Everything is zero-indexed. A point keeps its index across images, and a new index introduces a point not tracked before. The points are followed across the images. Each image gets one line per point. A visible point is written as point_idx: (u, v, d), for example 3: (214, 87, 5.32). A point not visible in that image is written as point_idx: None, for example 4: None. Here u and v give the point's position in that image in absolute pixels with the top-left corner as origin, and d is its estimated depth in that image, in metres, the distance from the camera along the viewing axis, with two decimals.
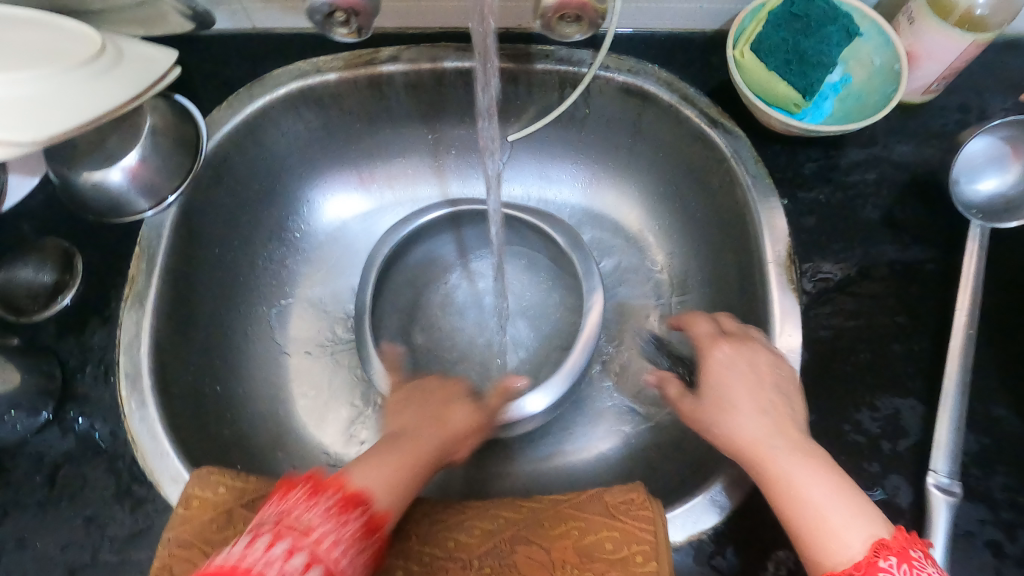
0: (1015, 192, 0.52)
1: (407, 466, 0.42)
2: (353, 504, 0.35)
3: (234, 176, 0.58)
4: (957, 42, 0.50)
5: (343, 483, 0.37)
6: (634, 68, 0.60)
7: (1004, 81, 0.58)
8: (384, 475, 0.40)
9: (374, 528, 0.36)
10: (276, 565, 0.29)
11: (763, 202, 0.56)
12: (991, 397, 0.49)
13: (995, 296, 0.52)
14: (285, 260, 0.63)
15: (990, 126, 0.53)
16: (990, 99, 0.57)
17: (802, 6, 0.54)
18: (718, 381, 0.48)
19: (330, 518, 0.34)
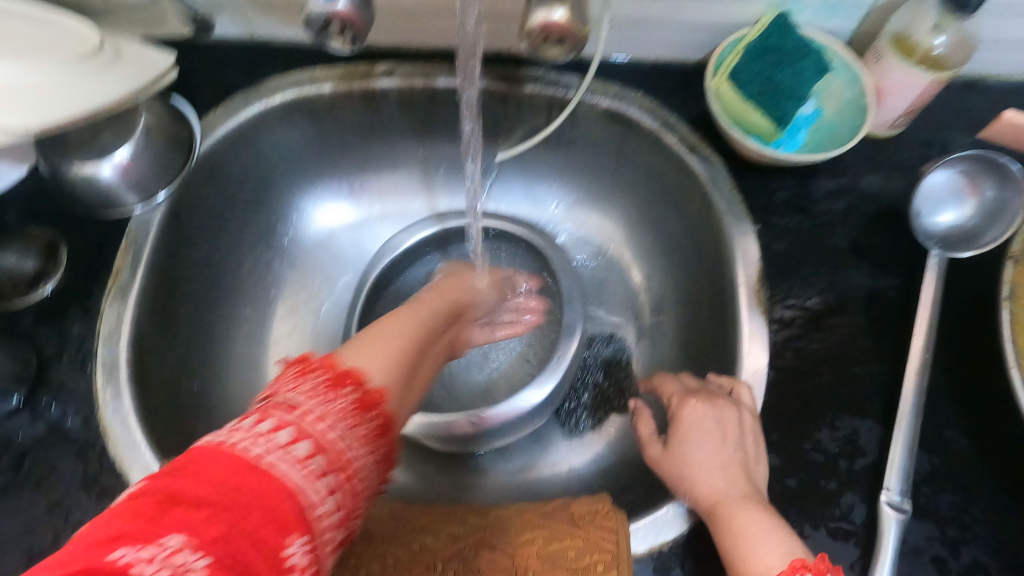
0: (970, 223, 0.55)
1: (408, 353, 0.45)
2: (343, 380, 0.38)
3: (226, 175, 0.59)
4: (917, 80, 0.53)
5: (333, 363, 0.39)
6: (618, 95, 0.63)
7: (968, 120, 0.60)
8: (383, 354, 0.42)
9: (371, 403, 0.38)
10: (264, 439, 0.32)
11: (737, 227, 0.58)
12: (945, 421, 0.51)
13: (951, 326, 0.54)
14: (270, 264, 0.64)
15: (950, 159, 0.55)
16: (954, 137, 0.60)
17: (777, 38, 0.56)
18: (685, 436, 0.50)
19: (318, 394, 0.36)
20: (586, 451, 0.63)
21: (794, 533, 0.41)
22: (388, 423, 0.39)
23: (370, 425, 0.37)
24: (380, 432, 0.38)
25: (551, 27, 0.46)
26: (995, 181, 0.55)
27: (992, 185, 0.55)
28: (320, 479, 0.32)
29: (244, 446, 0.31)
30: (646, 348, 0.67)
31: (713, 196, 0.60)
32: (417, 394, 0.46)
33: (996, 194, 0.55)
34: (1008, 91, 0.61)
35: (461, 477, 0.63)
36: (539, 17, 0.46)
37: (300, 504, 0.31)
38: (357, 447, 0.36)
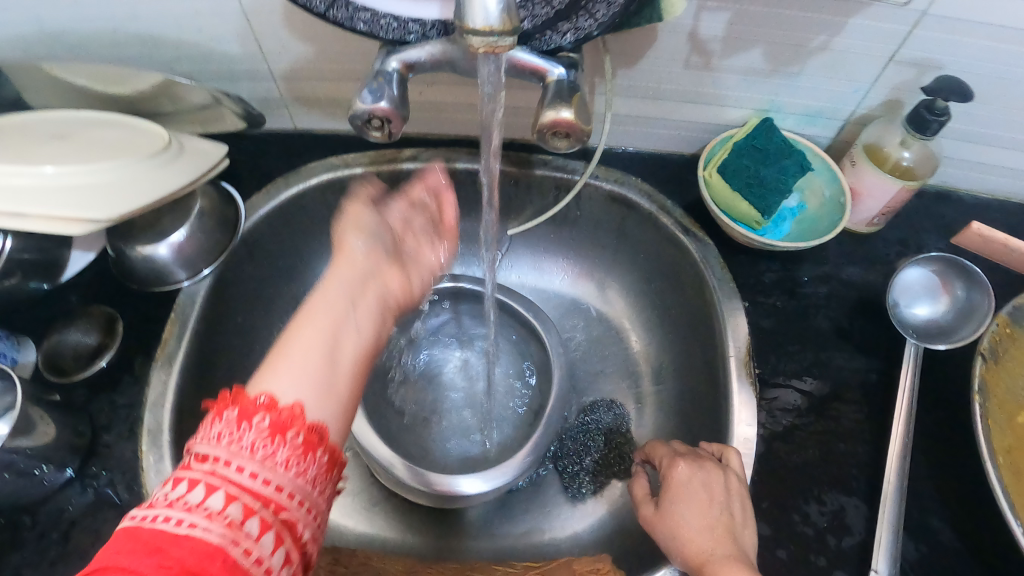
0: (944, 319, 0.60)
1: (325, 343, 0.41)
2: (249, 413, 0.35)
3: (264, 250, 0.65)
4: (888, 185, 0.60)
5: (244, 395, 0.36)
6: (620, 179, 0.70)
7: (938, 221, 0.66)
8: (296, 362, 0.38)
9: (289, 423, 0.36)
10: (179, 504, 0.31)
11: (727, 304, 0.64)
12: (930, 508, 0.54)
13: (930, 410, 0.58)
14: None
15: (920, 259, 0.61)
16: (927, 237, 0.66)
17: (762, 139, 0.63)
18: (673, 497, 0.54)
19: (224, 435, 0.34)
20: (587, 514, 0.67)
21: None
22: (319, 436, 0.37)
23: (295, 443, 0.35)
24: (310, 447, 0.36)
25: (560, 123, 0.52)
26: (964, 282, 0.60)
27: (962, 286, 0.60)
28: (242, 527, 0.31)
29: (156, 522, 0.30)
30: (647, 417, 0.71)
31: (706, 274, 0.66)
32: (365, 359, 0.43)
33: (966, 294, 0.60)
34: (976, 195, 0.67)
35: (464, 539, 0.66)
36: (548, 116, 0.52)
37: (224, 560, 0.30)
38: (283, 478, 0.34)
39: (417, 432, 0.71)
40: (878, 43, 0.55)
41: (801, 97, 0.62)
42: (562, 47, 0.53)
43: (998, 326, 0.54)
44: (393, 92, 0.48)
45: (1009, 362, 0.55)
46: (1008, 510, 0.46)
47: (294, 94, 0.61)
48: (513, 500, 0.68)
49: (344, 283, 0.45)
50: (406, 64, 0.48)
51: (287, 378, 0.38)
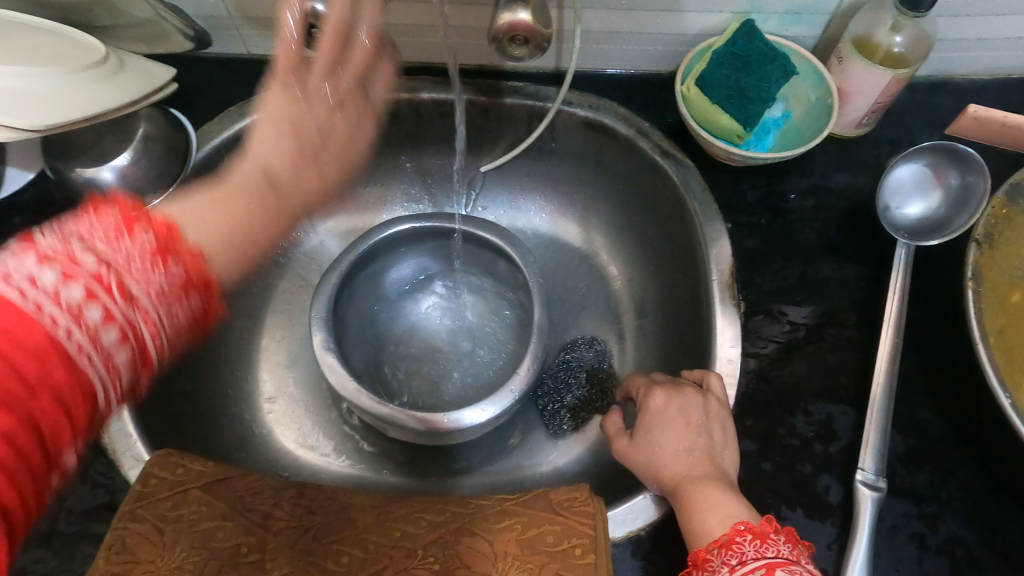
0: (939, 212, 0.57)
1: (239, 227, 0.44)
2: (168, 254, 0.37)
3: None
4: (879, 78, 0.55)
5: (166, 226, 0.37)
6: (595, 104, 0.65)
7: (930, 118, 0.63)
8: (212, 222, 0.42)
9: (198, 286, 0.39)
10: (63, 311, 0.32)
11: (709, 225, 0.60)
12: (919, 402, 0.52)
13: (922, 312, 0.55)
14: (264, 273, 0.70)
15: (910, 154, 0.58)
16: (919, 133, 0.62)
17: (743, 45, 0.57)
18: (650, 426, 0.51)
19: (139, 263, 0.35)
20: (569, 449, 0.64)
21: (746, 502, 0.45)
22: (206, 299, 0.40)
23: (190, 308, 0.39)
24: (197, 292, 0.39)
25: (517, 26, 0.44)
26: (958, 169, 0.57)
27: (955, 174, 0.57)
28: (117, 370, 0.35)
29: (36, 316, 0.31)
30: (630, 353, 0.68)
31: (686, 198, 0.61)
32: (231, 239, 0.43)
33: (961, 181, 0.57)
34: (971, 90, 0.63)
35: (446, 477, 0.64)
36: (504, 18, 0.44)
37: (67, 400, 0.33)
38: (164, 332, 0.37)
39: (390, 376, 0.68)
40: None
41: None
42: None
43: (995, 208, 0.53)
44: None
45: (1001, 244, 0.53)
46: (998, 385, 0.45)
47: (241, 10, 0.58)
48: (492, 439, 0.65)
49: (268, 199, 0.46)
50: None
51: (203, 217, 0.42)
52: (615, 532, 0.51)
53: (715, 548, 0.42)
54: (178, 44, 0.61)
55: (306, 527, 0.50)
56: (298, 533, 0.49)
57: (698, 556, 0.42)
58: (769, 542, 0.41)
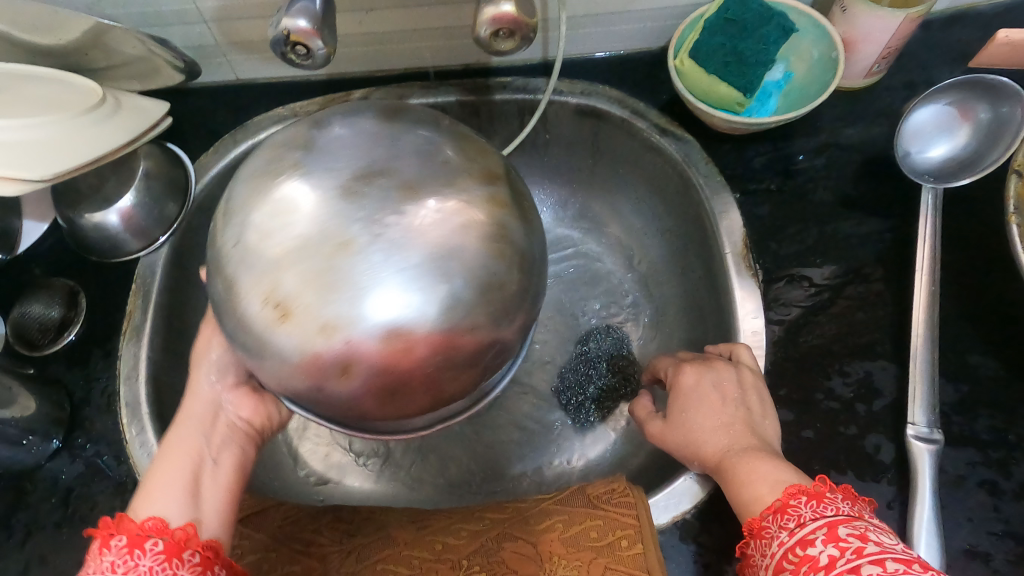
0: (969, 148, 0.54)
1: (193, 476, 0.43)
2: (141, 539, 0.38)
3: None
4: (890, 22, 0.50)
5: (126, 522, 0.39)
6: (586, 91, 0.63)
7: (949, 51, 0.59)
8: (173, 482, 0.42)
9: (183, 543, 0.39)
10: None
11: (717, 198, 0.58)
12: (962, 347, 0.50)
13: (951, 256, 0.53)
14: None
15: (932, 94, 0.55)
16: (941, 71, 0.59)
17: (736, 10, 0.54)
18: (684, 405, 0.51)
19: (116, 566, 0.37)
20: (598, 441, 0.64)
21: (792, 467, 0.44)
22: (213, 551, 0.40)
23: (156, 551, 0.38)
24: (206, 564, 0.39)
25: (502, 19, 0.42)
26: (988, 102, 0.54)
27: (986, 108, 0.54)
28: None
29: None
30: (649, 336, 0.67)
31: (691, 174, 0.59)
32: (219, 504, 0.43)
33: (992, 114, 0.54)
34: (996, 16, 0.58)
35: (485, 482, 0.63)
36: (487, 12, 0.42)
37: None
38: None
39: None
40: None
41: None
42: None
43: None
44: (316, 8, 0.41)
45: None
46: None
47: (227, 37, 0.57)
48: (520, 438, 0.65)
49: (184, 415, 0.48)
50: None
51: (157, 493, 0.42)
52: (659, 519, 0.51)
53: (769, 515, 0.41)
54: (169, 79, 0.60)
55: (350, 549, 0.49)
56: (343, 556, 0.49)
57: (754, 527, 0.42)
58: (826, 501, 0.40)
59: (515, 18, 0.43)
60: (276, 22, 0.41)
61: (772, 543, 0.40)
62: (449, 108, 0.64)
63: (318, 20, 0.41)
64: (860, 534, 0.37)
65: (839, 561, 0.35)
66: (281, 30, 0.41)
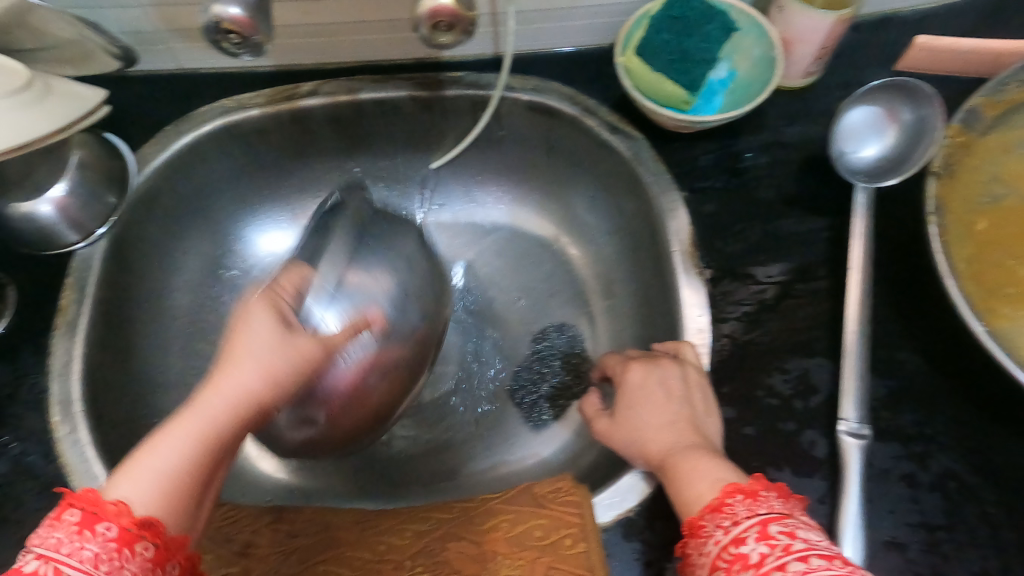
0: (897, 149, 0.55)
1: (207, 465, 0.36)
2: (134, 538, 0.32)
3: (162, 207, 0.61)
4: (820, 22, 0.52)
5: (118, 509, 0.33)
6: (537, 86, 0.62)
7: (882, 53, 0.60)
8: (181, 466, 0.35)
9: (171, 556, 0.34)
10: None
11: (664, 197, 0.58)
12: (893, 343, 0.51)
13: (887, 253, 0.54)
14: (218, 295, 0.66)
15: (859, 94, 0.55)
16: (868, 73, 0.60)
17: (680, 9, 0.56)
18: (630, 402, 0.51)
19: (100, 562, 0.31)
20: (553, 438, 0.63)
21: (731, 464, 0.44)
22: (191, 563, 0.35)
23: (145, 560, 0.32)
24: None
25: (440, 12, 0.42)
26: (910, 105, 0.54)
27: (908, 110, 0.55)
28: None
29: None
30: (602, 335, 0.66)
31: (641, 171, 0.60)
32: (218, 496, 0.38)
33: (915, 116, 0.54)
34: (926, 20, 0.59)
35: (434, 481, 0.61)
36: (426, 3, 0.42)
37: None
38: None
39: None
40: None
41: None
42: None
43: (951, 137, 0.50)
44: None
45: (960, 172, 0.51)
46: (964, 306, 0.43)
47: (167, 23, 0.56)
48: (468, 434, 0.64)
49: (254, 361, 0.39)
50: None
51: (159, 477, 0.34)
52: (602, 518, 0.50)
53: (705, 513, 0.41)
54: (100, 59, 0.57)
55: (288, 550, 0.48)
56: (282, 558, 0.47)
57: (693, 525, 0.41)
58: (759, 499, 0.40)
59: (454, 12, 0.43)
60: (207, 9, 0.39)
61: (708, 542, 0.39)
62: (401, 103, 0.62)
63: (252, 9, 0.40)
64: (790, 531, 0.37)
65: (768, 558, 0.36)
66: (211, 17, 0.39)
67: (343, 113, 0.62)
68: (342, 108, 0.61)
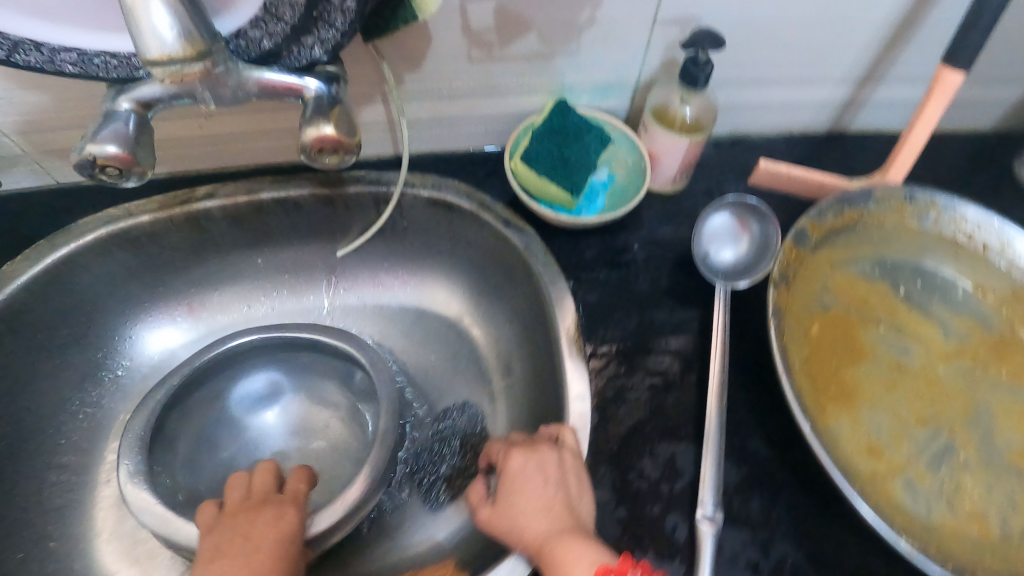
0: (747, 256, 0.64)
1: None
2: None
3: (29, 326, 0.61)
4: (677, 142, 0.62)
5: None
6: (436, 183, 0.67)
7: (738, 166, 0.72)
8: None
9: None
10: None
11: (553, 287, 0.62)
12: (746, 430, 0.57)
13: (741, 345, 0.61)
14: (102, 398, 0.66)
15: (718, 203, 0.64)
16: (729, 183, 0.70)
17: (560, 123, 0.63)
18: (511, 489, 0.53)
19: None
20: (449, 521, 0.63)
21: (601, 545, 0.48)
22: None
23: None
24: None
25: (323, 140, 0.46)
26: (758, 220, 0.64)
27: (756, 223, 0.65)
28: None
29: None
30: (502, 416, 0.68)
31: (532, 263, 0.64)
32: None
33: (761, 230, 0.64)
34: (770, 143, 0.73)
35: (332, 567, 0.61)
36: (309, 132, 0.46)
37: None
38: None
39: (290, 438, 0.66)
40: (638, 9, 0.58)
41: (588, 73, 0.64)
42: (319, 62, 0.49)
43: (787, 254, 0.59)
44: (128, 132, 0.43)
45: (800, 281, 0.62)
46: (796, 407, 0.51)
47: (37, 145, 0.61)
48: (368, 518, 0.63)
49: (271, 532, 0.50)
50: (141, 102, 0.44)
51: None
52: None
53: None
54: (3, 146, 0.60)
55: None
56: None
57: None
58: None
59: (336, 140, 0.46)
60: (82, 148, 0.42)
61: None
62: (302, 200, 0.66)
63: (131, 140, 0.43)
64: None
65: None
66: (86, 155, 0.42)
67: (242, 209, 0.65)
68: (241, 203, 0.65)
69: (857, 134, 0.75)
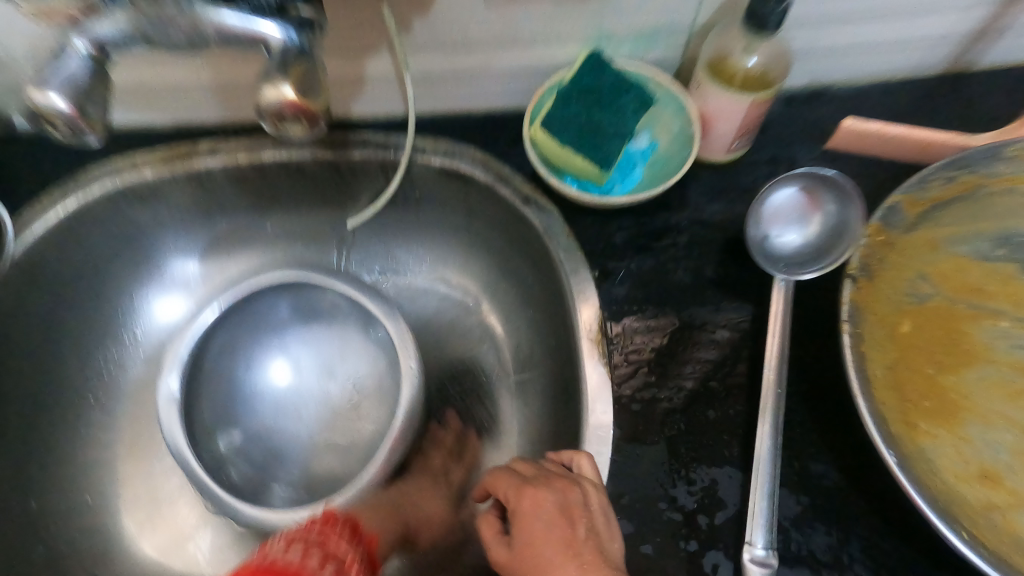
0: (817, 238, 0.52)
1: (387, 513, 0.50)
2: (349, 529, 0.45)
3: (46, 272, 0.57)
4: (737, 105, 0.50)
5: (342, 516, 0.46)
6: (449, 150, 0.58)
7: (811, 126, 0.59)
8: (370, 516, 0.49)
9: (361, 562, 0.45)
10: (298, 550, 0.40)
11: (574, 277, 0.52)
12: (808, 452, 0.47)
13: (805, 348, 0.50)
14: (119, 360, 0.64)
15: (788, 176, 0.52)
16: (800, 150, 0.58)
17: (593, 81, 0.53)
18: (528, 538, 0.40)
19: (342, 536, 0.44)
20: None
21: None
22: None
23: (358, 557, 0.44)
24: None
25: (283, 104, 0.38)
26: (835, 197, 0.52)
27: (832, 200, 0.52)
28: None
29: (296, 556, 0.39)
30: (519, 416, 0.60)
31: (551, 248, 0.54)
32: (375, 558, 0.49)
33: (838, 210, 0.52)
34: (855, 98, 0.60)
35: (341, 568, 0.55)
36: (268, 93, 0.37)
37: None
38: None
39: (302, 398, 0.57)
40: None
41: (628, 17, 0.53)
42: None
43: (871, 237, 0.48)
44: (78, 82, 0.36)
45: (886, 271, 0.51)
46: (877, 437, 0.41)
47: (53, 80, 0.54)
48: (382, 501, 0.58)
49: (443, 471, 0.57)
50: (96, 44, 0.37)
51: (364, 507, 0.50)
52: None
53: None
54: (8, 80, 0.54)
55: None
56: None
57: None
58: None
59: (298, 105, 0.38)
60: (26, 96, 0.36)
61: None
62: (303, 163, 0.59)
63: (77, 92, 0.36)
64: None
65: None
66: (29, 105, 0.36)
67: (244, 173, 0.59)
68: (241, 165, 0.58)
69: (968, 86, 0.61)
